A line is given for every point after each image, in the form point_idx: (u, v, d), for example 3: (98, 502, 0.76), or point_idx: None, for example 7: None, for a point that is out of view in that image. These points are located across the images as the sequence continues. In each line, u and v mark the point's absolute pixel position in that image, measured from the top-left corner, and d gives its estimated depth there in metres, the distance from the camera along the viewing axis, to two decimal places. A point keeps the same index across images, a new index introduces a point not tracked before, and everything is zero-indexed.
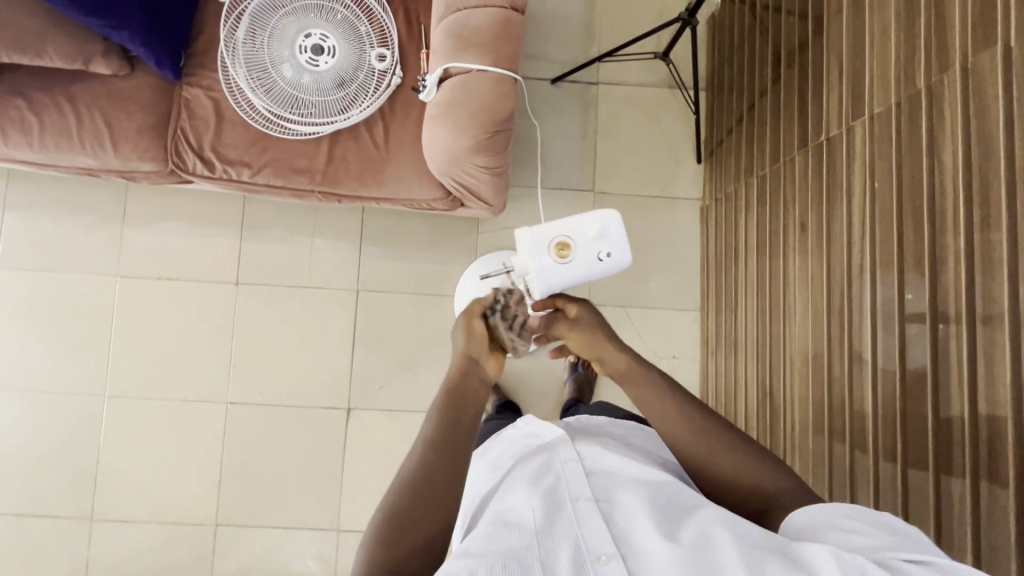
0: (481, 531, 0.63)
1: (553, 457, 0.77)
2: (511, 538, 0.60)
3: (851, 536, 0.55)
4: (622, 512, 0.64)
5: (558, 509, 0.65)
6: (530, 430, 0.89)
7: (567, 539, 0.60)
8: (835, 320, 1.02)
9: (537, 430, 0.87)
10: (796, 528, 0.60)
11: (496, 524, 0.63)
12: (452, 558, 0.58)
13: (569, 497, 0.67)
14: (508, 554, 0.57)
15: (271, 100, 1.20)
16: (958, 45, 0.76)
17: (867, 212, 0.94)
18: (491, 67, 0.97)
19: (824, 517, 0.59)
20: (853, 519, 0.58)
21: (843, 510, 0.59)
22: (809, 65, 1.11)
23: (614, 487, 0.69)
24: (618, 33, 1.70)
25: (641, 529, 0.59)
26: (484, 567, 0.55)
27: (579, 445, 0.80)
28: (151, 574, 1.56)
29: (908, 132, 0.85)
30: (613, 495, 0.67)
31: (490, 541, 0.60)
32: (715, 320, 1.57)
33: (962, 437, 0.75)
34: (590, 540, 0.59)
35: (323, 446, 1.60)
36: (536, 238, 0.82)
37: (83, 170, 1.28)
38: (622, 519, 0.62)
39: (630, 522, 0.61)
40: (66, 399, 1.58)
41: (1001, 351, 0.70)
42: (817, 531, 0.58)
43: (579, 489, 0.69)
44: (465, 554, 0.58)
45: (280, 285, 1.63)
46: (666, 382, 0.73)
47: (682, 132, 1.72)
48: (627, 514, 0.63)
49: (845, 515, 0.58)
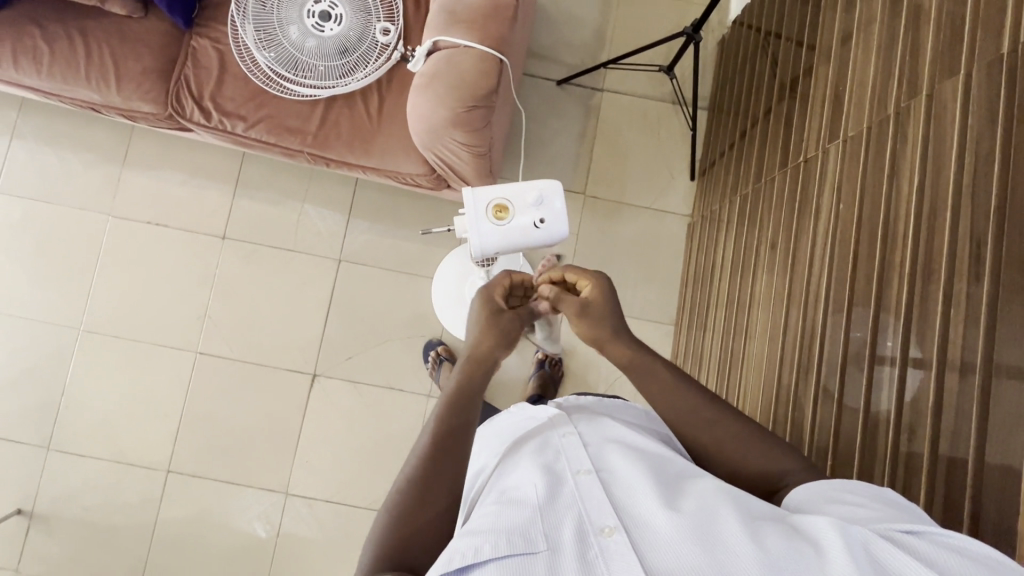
0: (483, 509, 0.60)
1: (551, 431, 0.71)
2: (514, 514, 0.56)
3: (854, 509, 0.55)
4: (625, 485, 0.60)
5: (558, 480, 0.61)
6: (522, 408, 0.80)
7: (569, 511, 0.57)
8: (790, 338, 1.02)
9: (533, 412, 0.77)
10: (796, 502, 0.60)
11: (499, 501, 0.60)
12: (457, 537, 0.56)
13: (569, 468, 0.63)
14: (512, 531, 0.54)
15: (275, 60, 1.23)
16: (927, 74, 0.77)
17: (829, 233, 0.95)
18: (477, 45, 1.03)
19: (824, 492, 0.59)
20: (854, 492, 0.57)
21: (843, 485, 0.59)
22: (801, 88, 1.13)
23: (615, 456, 0.65)
24: (627, 43, 1.73)
25: (647, 504, 0.56)
26: (489, 545, 0.53)
27: (575, 416, 0.74)
28: (96, 511, 1.57)
29: (875, 157, 0.86)
30: (614, 465, 0.63)
31: (492, 518, 0.57)
32: (686, 336, 1.57)
33: (884, 460, 0.75)
34: (593, 513, 0.56)
35: (286, 408, 1.62)
36: (476, 199, 0.85)
37: (86, 105, 1.33)
38: (626, 493, 0.59)
39: (634, 497, 0.58)
40: (42, 327, 1.61)
41: (928, 381, 0.69)
42: (818, 504, 0.58)
43: (579, 459, 0.64)
44: (469, 532, 0.56)
45: (266, 245, 1.66)
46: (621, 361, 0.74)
47: (679, 147, 1.73)
48: (630, 487, 0.59)
49: (846, 489, 0.58)
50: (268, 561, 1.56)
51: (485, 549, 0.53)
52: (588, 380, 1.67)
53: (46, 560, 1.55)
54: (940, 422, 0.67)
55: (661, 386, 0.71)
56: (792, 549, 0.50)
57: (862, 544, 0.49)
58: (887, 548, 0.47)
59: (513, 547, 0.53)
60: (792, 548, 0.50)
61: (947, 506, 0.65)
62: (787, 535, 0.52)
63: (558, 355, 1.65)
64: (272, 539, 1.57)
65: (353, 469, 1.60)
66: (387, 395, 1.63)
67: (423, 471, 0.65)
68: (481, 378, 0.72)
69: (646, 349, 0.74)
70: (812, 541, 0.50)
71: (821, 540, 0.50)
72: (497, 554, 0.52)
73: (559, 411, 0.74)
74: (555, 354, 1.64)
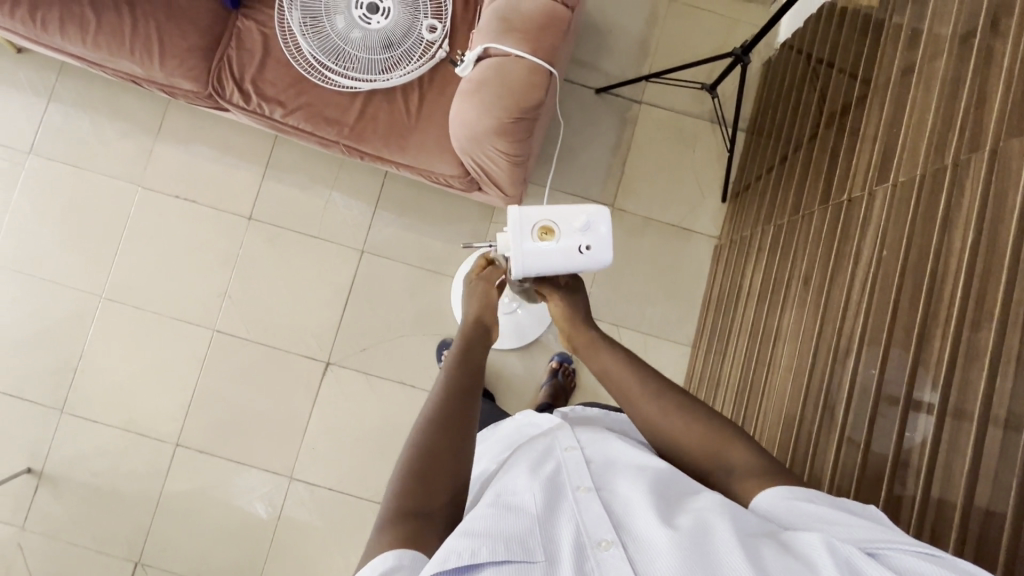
0: (479, 511, 0.58)
1: (553, 444, 0.70)
2: (512, 521, 0.55)
3: (827, 523, 0.54)
4: (624, 501, 0.59)
5: (557, 495, 0.61)
6: (528, 418, 0.82)
7: (565, 522, 0.57)
8: (816, 376, 1.01)
9: (535, 419, 0.81)
10: (772, 513, 0.59)
11: (496, 505, 0.59)
12: (452, 538, 0.54)
13: (569, 483, 0.62)
14: (510, 537, 0.54)
15: (319, 48, 1.23)
16: (992, 128, 0.75)
17: (869, 277, 0.93)
18: (528, 56, 1.02)
19: (796, 502, 0.58)
20: (821, 503, 0.57)
21: (805, 494, 0.59)
22: (851, 122, 1.11)
23: (615, 474, 0.64)
24: (671, 57, 1.71)
25: (644, 519, 0.55)
26: (487, 549, 0.52)
27: (579, 431, 0.74)
28: (103, 477, 1.59)
29: (926, 205, 0.84)
30: (613, 483, 0.63)
31: (490, 521, 0.55)
32: (703, 360, 1.56)
33: (908, 521, 0.73)
34: (590, 527, 0.56)
35: (297, 394, 1.62)
36: (522, 218, 0.80)
37: (128, 77, 1.32)
38: (624, 510, 0.58)
39: (632, 513, 0.57)
40: (65, 292, 1.63)
41: (965, 441, 0.68)
42: (793, 516, 0.57)
43: (580, 476, 0.63)
44: (468, 533, 0.54)
45: (290, 229, 1.66)
46: (661, 382, 0.72)
47: (714, 168, 1.71)
48: (630, 504, 0.58)
49: (817, 500, 0.58)
50: (267, 542, 1.57)
51: (483, 552, 0.51)
52: (599, 393, 1.66)
53: (54, 521, 1.58)
54: (974, 482, 0.66)
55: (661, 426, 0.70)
56: (786, 564, 0.49)
57: (846, 561, 0.48)
58: (870, 563, 0.47)
59: (511, 553, 0.52)
60: (786, 563, 0.49)
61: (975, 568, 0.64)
62: (776, 548, 0.51)
63: (572, 365, 1.64)
64: (272, 521, 1.58)
65: (357, 460, 1.61)
66: (398, 390, 1.63)
67: (440, 432, 0.64)
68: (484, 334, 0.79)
69: (662, 390, 0.71)
70: (802, 557, 0.50)
71: (810, 557, 0.49)
72: (495, 558, 0.51)
73: (564, 425, 0.75)
74: (569, 365, 1.63)
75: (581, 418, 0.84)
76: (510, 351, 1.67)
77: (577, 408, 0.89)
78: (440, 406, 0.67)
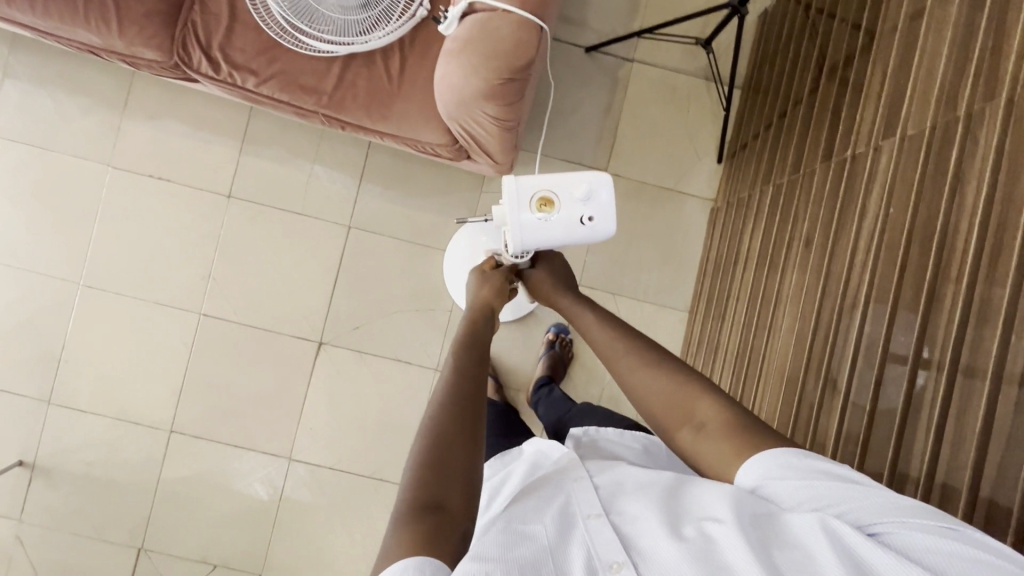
0: (488, 537, 0.54)
1: (563, 478, 0.66)
2: (524, 549, 0.51)
3: (817, 498, 0.52)
4: (634, 520, 0.55)
5: (567, 522, 0.56)
6: (538, 457, 0.77)
7: (575, 548, 0.53)
8: (819, 337, 1.00)
9: (544, 450, 0.78)
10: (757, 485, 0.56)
11: (506, 532, 0.54)
12: (461, 562, 0.50)
13: (579, 511, 0.58)
14: (523, 562, 0.50)
15: (289, 9, 1.13)
16: (1008, 76, 0.71)
17: (874, 237, 0.91)
18: (516, 9, 0.96)
19: (781, 469, 0.55)
20: (803, 470, 0.54)
21: (787, 461, 0.55)
22: (854, 74, 1.06)
23: (625, 496, 0.60)
24: (664, 10, 1.63)
25: (655, 537, 0.52)
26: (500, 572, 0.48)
27: (589, 464, 0.69)
28: (98, 466, 1.56)
29: (936, 158, 0.81)
30: (624, 504, 0.59)
31: (500, 547, 0.51)
32: (700, 326, 1.55)
33: (917, 482, 0.73)
34: (602, 549, 0.52)
35: (289, 375, 1.59)
36: (518, 188, 0.77)
37: (85, 47, 1.23)
38: (635, 530, 0.54)
39: (643, 532, 0.53)
40: (40, 280, 1.57)
41: (977, 398, 0.67)
42: (781, 489, 0.54)
43: (589, 503, 0.59)
44: (476, 557, 0.50)
45: (270, 207, 1.59)
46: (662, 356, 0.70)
47: (710, 127, 1.65)
48: (640, 523, 0.54)
49: (800, 465, 0.55)
50: (270, 524, 1.57)
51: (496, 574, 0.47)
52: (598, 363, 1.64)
53: (50, 513, 1.56)
54: (987, 444, 0.65)
55: (669, 395, 0.67)
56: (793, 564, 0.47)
57: (846, 548, 0.47)
58: (870, 547, 0.46)
59: None
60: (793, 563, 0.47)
61: (987, 524, 0.63)
62: (777, 542, 0.49)
63: (569, 337, 1.63)
64: (274, 502, 1.57)
65: (355, 439, 1.59)
66: (392, 366, 1.61)
67: (450, 416, 0.61)
68: (484, 327, 0.79)
69: (666, 365, 0.69)
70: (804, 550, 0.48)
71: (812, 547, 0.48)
72: None
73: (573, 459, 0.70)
74: (565, 335, 1.62)
75: (596, 446, 0.79)
76: (505, 324, 1.64)
77: (598, 430, 0.84)
78: (447, 394, 0.64)
